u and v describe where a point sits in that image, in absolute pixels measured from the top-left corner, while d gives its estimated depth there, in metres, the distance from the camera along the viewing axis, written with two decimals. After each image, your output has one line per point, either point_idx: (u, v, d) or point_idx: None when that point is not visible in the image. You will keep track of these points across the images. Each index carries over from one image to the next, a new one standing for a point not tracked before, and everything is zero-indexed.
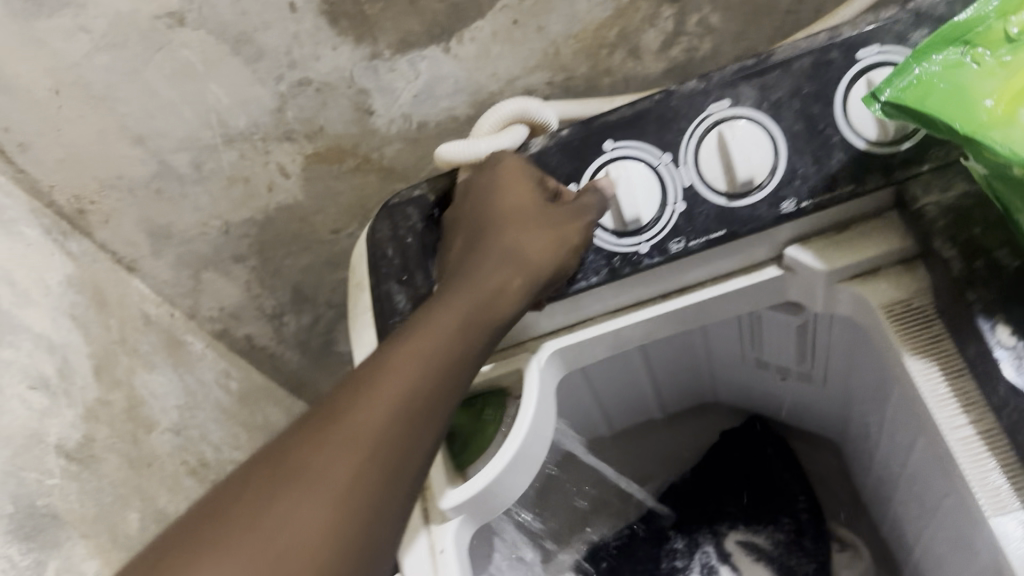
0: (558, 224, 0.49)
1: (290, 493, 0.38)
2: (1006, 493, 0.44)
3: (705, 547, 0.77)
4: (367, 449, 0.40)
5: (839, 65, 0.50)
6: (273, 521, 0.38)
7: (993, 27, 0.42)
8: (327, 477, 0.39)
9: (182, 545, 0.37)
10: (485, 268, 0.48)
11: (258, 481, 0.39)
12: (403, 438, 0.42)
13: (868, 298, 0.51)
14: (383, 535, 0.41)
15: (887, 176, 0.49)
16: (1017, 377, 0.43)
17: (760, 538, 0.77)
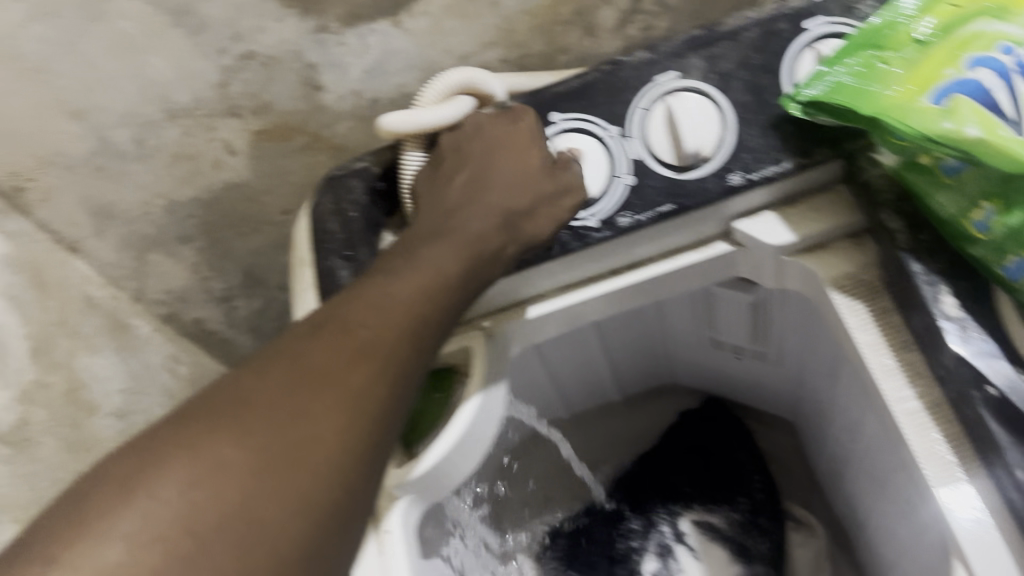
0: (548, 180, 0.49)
1: (297, 397, 0.38)
2: (952, 464, 0.44)
3: (661, 527, 0.76)
4: (373, 369, 0.40)
5: (788, 35, 0.49)
6: (284, 422, 0.38)
7: (899, 30, 0.46)
8: (337, 385, 0.39)
9: (195, 425, 0.37)
10: (474, 222, 0.48)
11: (262, 380, 0.39)
12: (393, 347, 0.42)
13: (818, 272, 0.50)
14: (376, 443, 0.40)
15: (835, 148, 0.49)
16: (963, 349, 0.43)
17: (715, 517, 0.76)
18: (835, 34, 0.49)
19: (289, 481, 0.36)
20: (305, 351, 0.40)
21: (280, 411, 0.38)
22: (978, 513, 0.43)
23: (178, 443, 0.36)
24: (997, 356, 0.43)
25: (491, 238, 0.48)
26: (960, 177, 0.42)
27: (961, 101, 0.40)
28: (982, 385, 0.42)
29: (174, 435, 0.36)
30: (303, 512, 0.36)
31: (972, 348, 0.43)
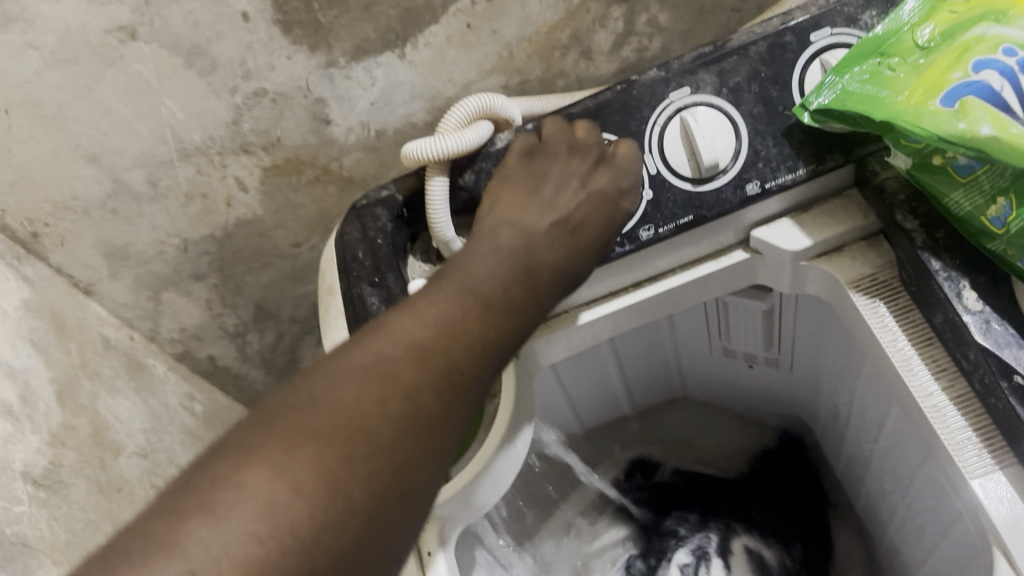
0: (598, 207, 0.50)
1: (386, 401, 0.36)
2: (982, 454, 0.45)
3: (710, 534, 0.79)
4: (456, 375, 0.39)
5: (793, 48, 0.51)
6: (376, 424, 0.35)
7: (903, 37, 0.48)
8: (421, 388, 0.37)
9: (277, 428, 0.34)
10: (541, 248, 0.47)
11: (348, 381, 0.36)
12: (475, 343, 0.40)
13: (836, 275, 0.52)
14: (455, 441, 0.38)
15: (846, 154, 0.50)
16: (988, 342, 0.44)
17: (770, 550, 0.78)
18: (841, 45, 0.51)
19: (379, 493, 0.34)
20: (389, 350, 0.38)
21: (383, 424, 0.35)
22: (1007, 499, 0.44)
23: (269, 441, 0.33)
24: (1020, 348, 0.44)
25: (546, 261, 0.47)
26: (975, 176, 0.44)
27: (972, 102, 0.42)
28: (1010, 374, 0.44)
29: (268, 429, 0.34)
30: (382, 522, 0.34)
31: (995, 341, 0.44)
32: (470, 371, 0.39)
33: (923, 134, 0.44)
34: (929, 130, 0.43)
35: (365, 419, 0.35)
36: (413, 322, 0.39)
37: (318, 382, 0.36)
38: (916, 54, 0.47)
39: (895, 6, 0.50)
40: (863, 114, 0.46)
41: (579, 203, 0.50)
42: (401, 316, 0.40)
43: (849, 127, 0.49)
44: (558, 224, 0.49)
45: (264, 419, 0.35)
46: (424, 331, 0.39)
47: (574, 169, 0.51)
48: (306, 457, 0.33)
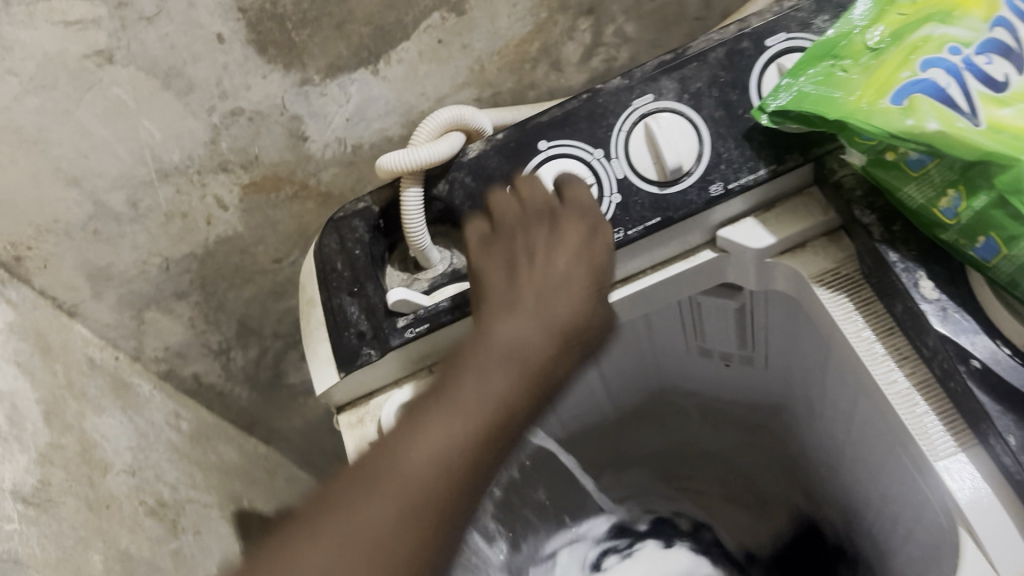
0: (597, 258, 0.49)
1: (385, 532, 0.36)
2: (945, 438, 0.47)
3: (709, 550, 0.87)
4: (456, 489, 0.38)
5: (751, 53, 0.53)
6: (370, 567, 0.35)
7: (854, 40, 0.50)
8: (421, 517, 0.37)
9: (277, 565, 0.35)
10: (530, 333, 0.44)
11: (346, 510, 0.36)
12: (480, 456, 0.39)
13: (800, 271, 0.54)
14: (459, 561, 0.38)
15: (805, 154, 0.52)
16: (947, 329, 0.46)
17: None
18: (796, 48, 0.53)
19: None
20: (387, 473, 0.38)
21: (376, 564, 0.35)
22: (970, 480, 0.46)
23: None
24: (977, 334, 0.46)
25: (567, 326, 0.45)
26: (926, 169, 0.46)
27: (920, 99, 0.45)
28: (967, 359, 0.45)
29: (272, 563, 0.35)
30: None
31: (954, 328, 0.46)
32: (475, 487, 0.39)
33: (876, 131, 0.46)
34: (882, 128, 0.45)
35: (457, 499, 0.38)
36: (421, 431, 0.39)
37: (322, 508, 0.37)
38: (866, 56, 0.49)
39: (844, 11, 0.52)
40: (821, 114, 0.48)
41: (584, 264, 0.48)
42: (408, 428, 0.39)
43: (806, 127, 0.50)
44: (575, 288, 0.46)
45: (278, 543, 0.36)
46: (429, 445, 0.39)
47: (551, 224, 0.49)
48: (412, 544, 0.36)
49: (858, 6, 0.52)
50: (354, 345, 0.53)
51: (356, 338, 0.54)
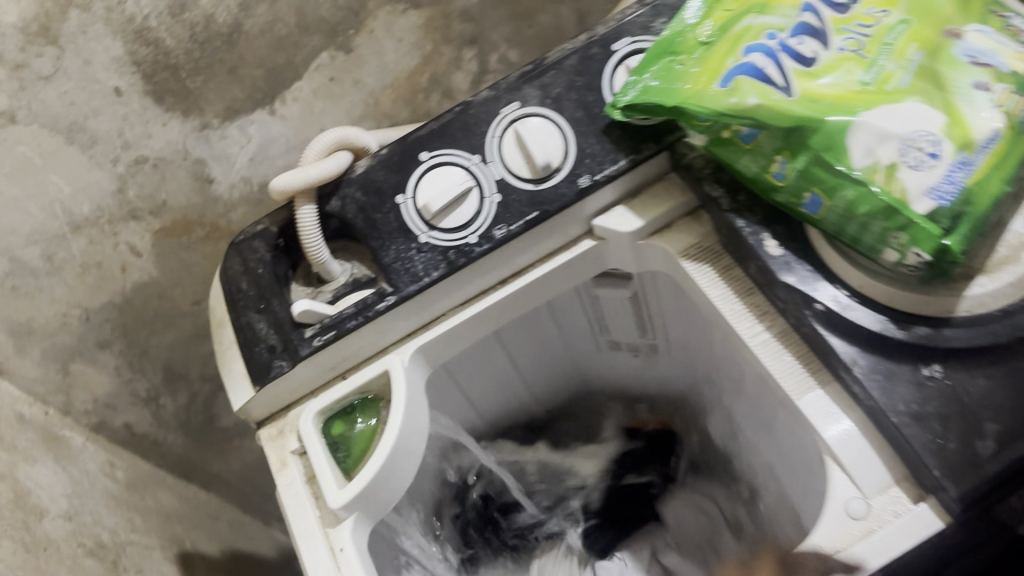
0: None
1: None
2: (805, 377, 0.53)
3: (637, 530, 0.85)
4: None
5: (600, 57, 0.59)
6: None
7: (687, 36, 0.57)
8: None
9: None
10: None
11: None
12: None
13: (668, 248, 0.60)
14: None
15: (658, 142, 0.58)
16: (793, 280, 0.52)
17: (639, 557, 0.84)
18: (638, 49, 0.59)
19: None
20: None
21: None
22: (827, 410, 0.52)
23: None
24: (818, 280, 0.52)
25: None
26: (757, 141, 0.52)
27: (741, 80, 0.51)
28: (812, 303, 0.52)
29: None
30: None
31: (799, 279, 0.52)
32: None
33: (710, 112, 0.52)
34: (714, 109, 0.51)
35: None
36: None
37: None
38: (699, 49, 0.55)
39: (677, 12, 0.59)
40: (663, 103, 0.54)
41: None
42: None
43: (654, 118, 0.56)
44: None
45: None
46: None
47: None
48: None
49: (690, 6, 0.58)
50: (266, 359, 0.58)
51: (267, 351, 0.58)
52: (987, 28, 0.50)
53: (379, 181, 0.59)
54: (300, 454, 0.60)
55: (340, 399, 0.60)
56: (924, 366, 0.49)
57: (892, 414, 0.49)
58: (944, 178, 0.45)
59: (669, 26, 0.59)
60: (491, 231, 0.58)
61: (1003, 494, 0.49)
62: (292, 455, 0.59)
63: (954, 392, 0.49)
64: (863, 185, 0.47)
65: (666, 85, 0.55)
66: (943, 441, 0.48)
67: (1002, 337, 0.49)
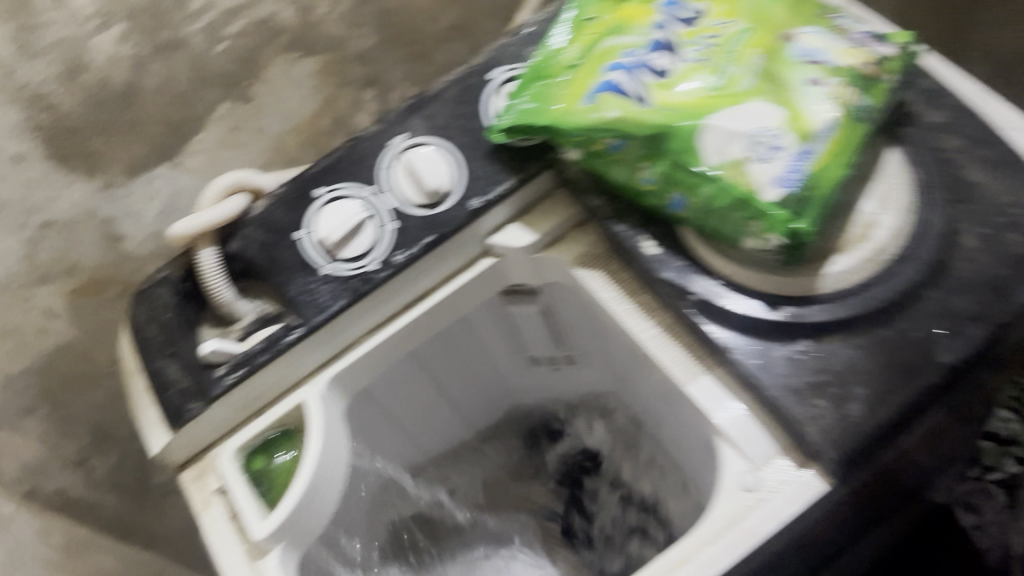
0: None
1: None
2: (692, 365, 0.57)
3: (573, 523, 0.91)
4: None
5: (479, 85, 0.63)
6: None
7: (555, 61, 0.61)
8: None
9: None
10: None
11: None
12: None
13: (562, 257, 0.63)
14: None
15: (541, 159, 0.62)
16: (671, 275, 0.57)
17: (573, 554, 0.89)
18: (513, 78, 0.63)
19: None
20: None
21: None
22: (715, 393, 0.56)
23: None
24: (694, 273, 0.57)
25: None
26: (624, 152, 0.56)
27: (602, 97, 0.55)
28: (687, 295, 0.56)
29: None
30: None
31: (676, 274, 0.57)
32: None
33: (577, 129, 0.56)
34: (581, 126, 0.55)
35: None
36: None
37: None
38: (565, 71, 0.59)
39: (545, 39, 0.63)
40: (536, 124, 0.58)
41: None
42: None
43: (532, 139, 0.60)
44: None
45: None
46: None
47: None
48: None
49: (556, 34, 0.62)
50: (178, 402, 0.59)
51: (179, 394, 0.60)
52: (821, 33, 0.55)
53: (278, 220, 0.62)
54: (221, 492, 0.61)
55: (258, 434, 0.62)
56: (793, 343, 0.53)
57: (768, 386, 0.53)
58: (786, 167, 0.50)
59: (539, 53, 0.63)
60: (390, 256, 0.61)
61: (881, 455, 0.52)
62: (213, 495, 0.61)
63: (824, 364, 0.53)
64: (714, 180, 0.51)
65: (537, 107, 0.58)
66: (817, 409, 0.51)
67: (862, 308, 0.53)
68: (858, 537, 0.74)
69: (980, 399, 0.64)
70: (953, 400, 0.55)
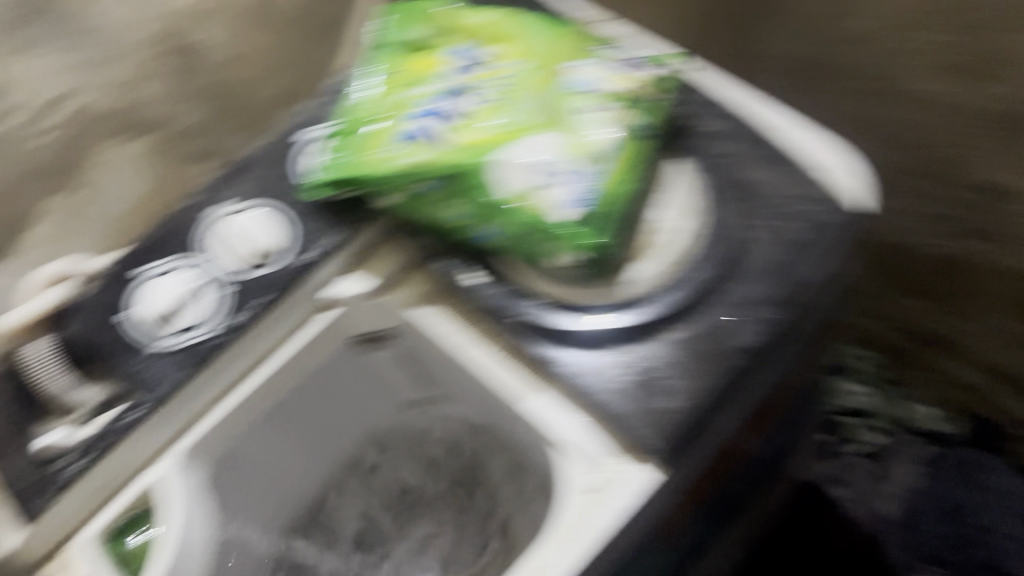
0: None
1: None
2: (530, 382, 0.61)
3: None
4: None
5: (288, 149, 0.69)
6: None
7: (356, 117, 0.64)
8: None
9: None
10: None
11: None
12: None
13: (399, 299, 0.66)
14: None
15: (359, 207, 0.66)
16: (495, 297, 0.61)
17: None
18: (315, 139, 0.68)
19: None
20: None
21: None
22: (553, 405, 0.59)
23: None
24: (513, 296, 0.61)
25: None
26: (432, 194, 0.59)
27: (405, 145, 0.59)
28: (509, 315, 0.61)
29: None
30: None
31: (498, 298, 0.61)
32: None
33: (387, 176, 0.59)
34: (389, 173, 0.58)
35: None
36: None
37: None
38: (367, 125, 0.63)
39: (343, 101, 0.67)
40: (348, 177, 0.60)
41: None
42: None
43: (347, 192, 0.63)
44: None
45: None
46: None
47: None
48: None
49: (353, 94, 0.66)
50: (28, 489, 0.59)
51: (30, 482, 0.59)
52: (589, 65, 0.61)
53: (112, 299, 0.65)
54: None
55: (116, 515, 0.60)
56: (610, 349, 0.58)
57: (589, 386, 0.57)
58: (572, 191, 0.55)
59: (340, 113, 0.66)
60: (234, 315, 0.63)
61: (705, 436, 0.56)
62: None
63: (637, 358, 0.57)
64: (511, 211, 0.55)
65: (347, 161, 0.61)
66: (634, 399, 0.56)
67: (665, 304, 0.58)
68: (723, 523, 0.79)
69: (804, 371, 0.70)
70: (768, 378, 0.59)
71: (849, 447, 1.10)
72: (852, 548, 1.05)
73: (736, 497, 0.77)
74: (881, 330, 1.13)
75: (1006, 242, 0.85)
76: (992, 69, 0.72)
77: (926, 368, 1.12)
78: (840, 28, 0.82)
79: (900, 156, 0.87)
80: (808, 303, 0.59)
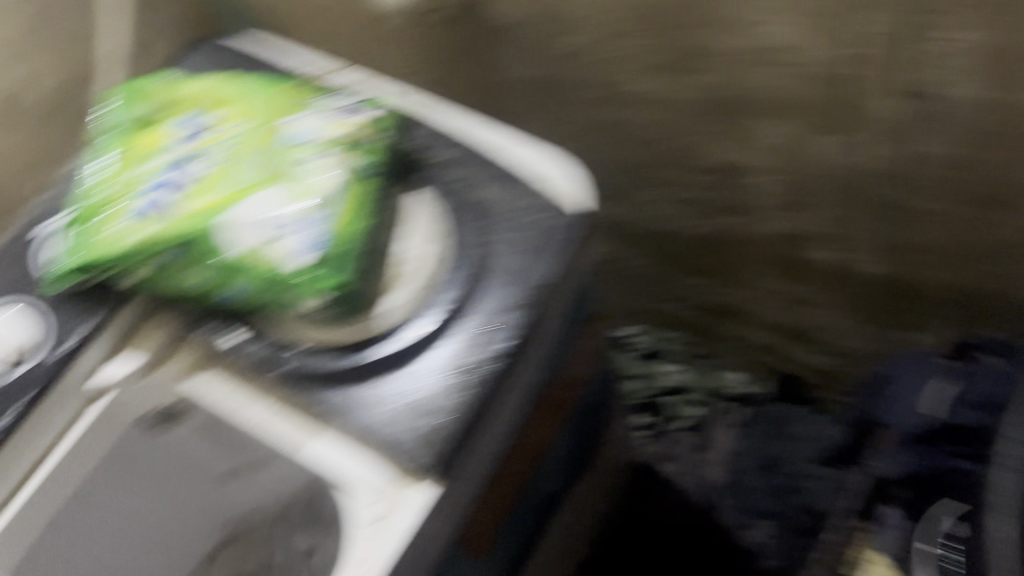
0: None
1: None
2: (304, 427, 0.62)
3: None
4: None
5: (26, 245, 0.67)
6: None
7: (88, 202, 0.64)
8: None
9: None
10: None
11: None
12: None
13: (168, 373, 0.66)
14: None
15: (109, 289, 0.65)
16: (259, 352, 0.63)
17: None
18: (53, 232, 0.68)
19: None
20: None
21: None
22: (330, 446, 0.60)
23: None
24: (273, 348, 0.62)
25: None
26: (174, 265, 0.60)
27: (137, 223, 0.60)
28: (275, 367, 0.62)
29: None
30: None
31: (260, 354, 0.62)
32: None
33: (125, 256, 0.59)
34: (126, 251, 0.59)
35: None
36: None
37: None
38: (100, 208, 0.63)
39: (76, 186, 0.67)
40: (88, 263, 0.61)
41: None
42: None
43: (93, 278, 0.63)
44: None
45: None
46: None
47: None
48: None
49: (84, 177, 0.66)
50: None
51: None
52: (305, 117, 0.64)
53: None
54: None
55: None
56: (373, 380, 0.60)
57: (362, 421, 0.59)
58: (304, 237, 0.57)
59: (75, 199, 0.66)
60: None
61: (471, 453, 0.59)
62: None
63: (401, 386, 0.59)
64: (250, 266, 0.57)
65: (85, 246, 0.61)
66: (403, 423, 0.58)
67: (423, 330, 0.60)
68: (546, 522, 0.85)
69: (577, 364, 0.76)
70: (531, 387, 0.64)
71: (667, 422, 1.22)
72: (684, 521, 1.12)
73: (548, 493, 0.82)
74: (679, 311, 1.19)
75: (749, 214, 0.94)
76: (689, 65, 0.79)
77: (727, 335, 1.19)
78: (540, 54, 0.85)
79: (642, 151, 0.93)
80: (551, 309, 0.64)
